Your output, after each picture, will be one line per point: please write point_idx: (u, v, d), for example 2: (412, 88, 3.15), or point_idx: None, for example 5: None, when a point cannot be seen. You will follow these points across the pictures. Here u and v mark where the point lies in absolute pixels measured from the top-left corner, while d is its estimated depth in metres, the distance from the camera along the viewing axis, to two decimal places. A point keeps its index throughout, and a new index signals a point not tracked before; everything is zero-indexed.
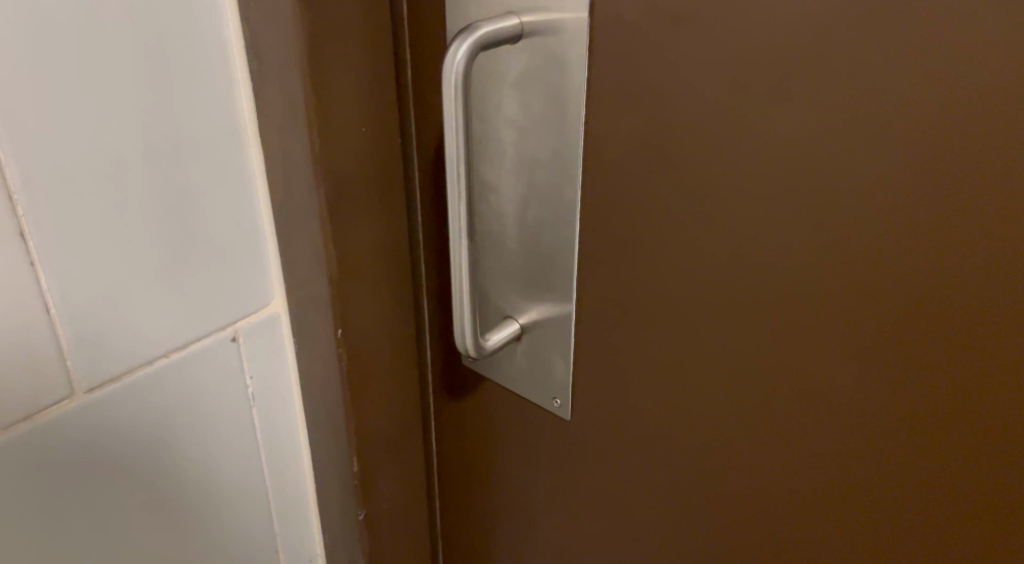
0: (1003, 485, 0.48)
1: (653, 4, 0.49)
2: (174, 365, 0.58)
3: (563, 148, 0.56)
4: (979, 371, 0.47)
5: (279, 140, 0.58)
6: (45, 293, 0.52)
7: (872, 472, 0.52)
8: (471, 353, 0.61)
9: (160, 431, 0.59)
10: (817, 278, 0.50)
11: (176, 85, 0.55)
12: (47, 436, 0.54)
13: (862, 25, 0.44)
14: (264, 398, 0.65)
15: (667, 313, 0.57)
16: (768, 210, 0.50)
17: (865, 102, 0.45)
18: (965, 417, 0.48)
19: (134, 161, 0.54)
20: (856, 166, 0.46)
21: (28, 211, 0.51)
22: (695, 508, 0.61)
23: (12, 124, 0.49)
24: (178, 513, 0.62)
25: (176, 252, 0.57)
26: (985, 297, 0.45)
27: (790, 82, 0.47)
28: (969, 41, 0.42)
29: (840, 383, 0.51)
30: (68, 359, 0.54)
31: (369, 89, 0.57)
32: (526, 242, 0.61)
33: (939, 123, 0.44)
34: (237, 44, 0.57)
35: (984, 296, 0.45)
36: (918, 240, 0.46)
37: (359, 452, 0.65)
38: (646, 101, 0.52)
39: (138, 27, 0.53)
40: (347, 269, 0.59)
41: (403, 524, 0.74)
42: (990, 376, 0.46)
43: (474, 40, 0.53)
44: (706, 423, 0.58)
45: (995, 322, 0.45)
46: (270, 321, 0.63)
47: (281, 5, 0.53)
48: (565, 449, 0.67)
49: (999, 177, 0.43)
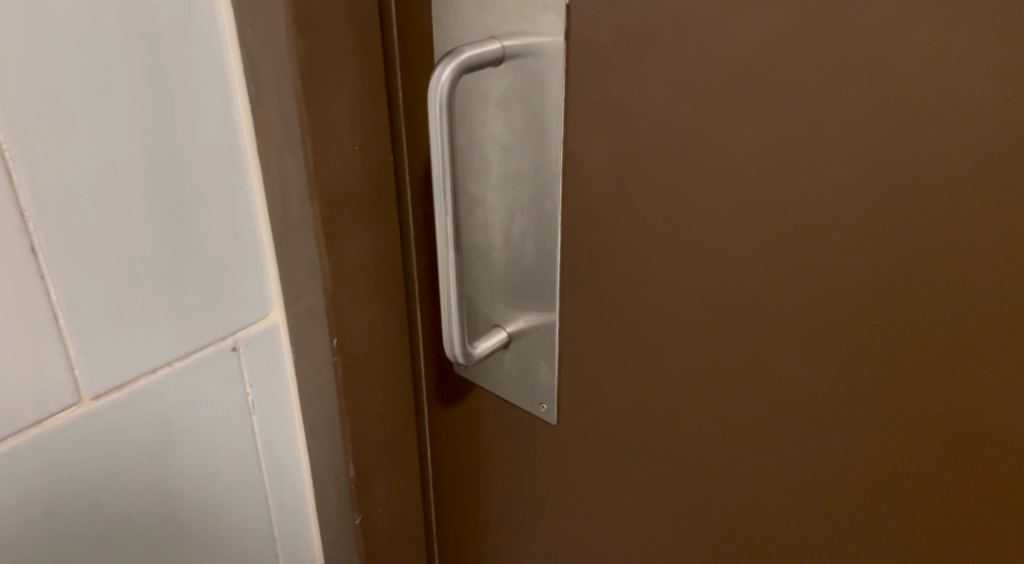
0: (973, 499, 0.50)
1: (623, 32, 0.52)
2: (176, 372, 0.63)
3: (544, 166, 0.59)
4: (952, 391, 0.48)
5: (275, 157, 0.61)
6: (54, 304, 0.56)
7: (845, 482, 0.54)
8: (460, 361, 0.64)
9: (164, 431, 0.64)
10: (793, 292, 0.51)
11: (177, 106, 0.58)
12: (55, 437, 0.58)
13: (819, 60, 0.46)
14: (264, 401, 0.70)
15: (644, 328, 0.59)
16: (735, 233, 0.52)
17: (823, 132, 0.47)
18: (938, 433, 0.50)
19: (138, 179, 0.57)
20: (818, 198, 0.49)
21: (38, 227, 0.54)
22: (672, 513, 0.64)
23: (24, 147, 0.52)
24: (180, 507, 0.67)
25: (176, 266, 0.61)
26: (959, 320, 0.47)
27: (751, 113, 0.49)
28: (922, 75, 0.44)
29: (816, 391, 0.53)
30: (75, 368, 0.58)
31: (362, 111, 0.60)
32: (512, 254, 0.64)
33: (905, 157, 0.46)
34: (236, 65, 0.60)
35: (959, 318, 0.47)
36: (892, 264, 0.48)
37: (352, 447, 0.70)
38: (619, 126, 0.54)
39: (140, 53, 0.55)
40: (339, 280, 0.63)
41: (397, 514, 0.77)
42: (963, 395, 0.48)
43: (458, 63, 0.54)
44: (684, 430, 0.60)
45: (968, 344, 0.47)
46: (269, 331, 0.68)
47: (274, 31, 0.56)
48: (551, 452, 0.70)
49: (965, 209, 0.45)
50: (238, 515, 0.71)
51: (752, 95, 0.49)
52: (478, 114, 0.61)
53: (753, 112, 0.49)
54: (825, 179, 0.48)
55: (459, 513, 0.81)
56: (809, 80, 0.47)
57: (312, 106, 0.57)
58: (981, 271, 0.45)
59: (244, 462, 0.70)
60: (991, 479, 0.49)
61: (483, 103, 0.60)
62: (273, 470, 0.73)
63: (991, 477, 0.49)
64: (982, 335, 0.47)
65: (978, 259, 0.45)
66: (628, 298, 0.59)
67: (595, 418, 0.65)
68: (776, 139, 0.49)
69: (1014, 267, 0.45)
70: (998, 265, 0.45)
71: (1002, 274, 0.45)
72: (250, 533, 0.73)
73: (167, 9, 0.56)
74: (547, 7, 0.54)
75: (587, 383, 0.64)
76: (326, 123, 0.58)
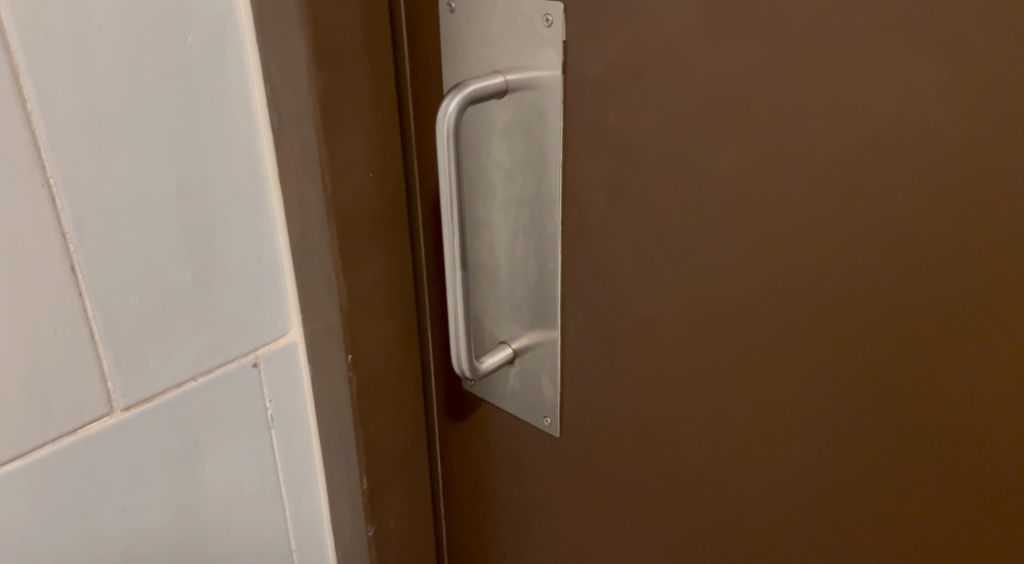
0: (964, 498, 0.53)
1: (614, 66, 0.56)
2: (200, 386, 0.67)
3: (545, 190, 0.63)
4: (940, 393, 0.51)
5: (295, 183, 0.65)
6: (91, 319, 0.60)
7: (838, 484, 0.57)
8: (467, 374, 0.67)
9: (188, 440, 0.68)
10: (782, 302, 0.55)
11: (206, 137, 0.62)
12: (89, 444, 0.62)
13: (796, 88, 0.50)
14: (283, 416, 0.73)
15: (641, 342, 0.62)
16: (721, 250, 0.56)
17: (800, 154, 0.51)
18: (928, 435, 0.53)
19: (168, 203, 0.62)
20: (804, 215, 0.52)
21: (78, 247, 0.59)
22: (671, 521, 0.67)
23: (68, 174, 0.57)
24: (202, 515, 0.70)
25: (201, 285, 0.65)
26: (947, 326, 0.50)
27: (733, 139, 0.53)
28: (890, 101, 0.48)
29: (807, 394, 0.56)
30: (108, 380, 0.62)
31: (375, 139, 0.64)
32: (516, 274, 0.68)
33: (879, 174, 0.49)
34: (260, 99, 0.65)
35: (946, 325, 0.50)
36: (880, 273, 0.51)
37: (365, 459, 0.73)
38: (614, 152, 0.58)
39: (173, 88, 0.60)
40: (354, 298, 0.67)
41: (408, 526, 0.81)
42: (952, 398, 0.51)
43: (464, 95, 0.58)
44: (683, 438, 0.63)
45: (954, 348, 0.50)
46: (288, 348, 0.72)
47: (294, 67, 0.60)
48: (555, 462, 0.73)
49: (946, 221, 0.48)
50: (256, 524, 0.75)
51: (737, 118, 0.52)
52: (484, 141, 0.65)
53: (738, 134, 0.53)
54: (809, 196, 0.52)
55: (469, 527, 0.84)
56: (787, 106, 0.51)
57: (329, 135, 0.61)
58: (963, 278, 0.49)
59: (263, 474, 0.74)
60: (979, 478, 0.52)
61: (489, 132, 0.64)
62: (290, 481, 0.76)
63: (980, 477, 0.52)
64: (967, 340, 0.50)
65: (960, 268, 0.48)
66: (626, 312, 0.62)
67: (597, 429, 0.68)
68: (760, 159, 0.52)
69: (995, 275, 0.48)
70: (978, 273, 0.48)
71: (983, 282, 0.48)
72: (268, 542, 0.76)
73: (198, 48, 0.60)
74: (546, 43, 0.58)
75: (588, 395, 0.68)
76: (342, 150, 0.62)
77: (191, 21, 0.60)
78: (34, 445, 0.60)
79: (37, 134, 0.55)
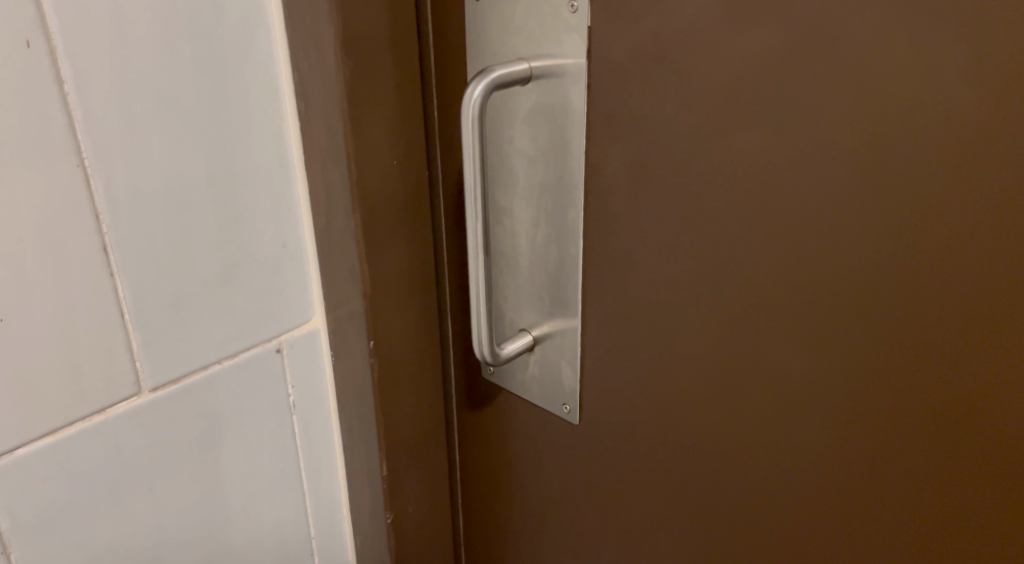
0: (978, 494, 0.53)
1: (637, 53, 0.57)
2: (226, 368, 0.68)
3: (567, 177, 0.64)
4: (955, 386, 0.52)
5: (321, 170, 0.66)
6: (121, 299, 0.61)
7: (848, 473, 0.58)
8: (488, 359, 0.68)
9: (213, 423, 0.69)
10: (793, 290, 0.56)
11: (235, 124, 0.64)
12: (118, 423, 0.63)
13: (815, 72, 0.51)
14: (304, 402, 0.74)
15: (659, 329, 0.63)
16: (737, 236, 0.57)
17: (815, 137, 0.52)
18: (944, 430, 0.53)
19: (197, 188, 0.63)
20: (817, 200, 0.53)
21: (111, 229, 0.60)
22: (683, 509, 0.68)
23: (102, 157, 0.58)
24: (224, 498, 0.71)
25: (226, 269, 0.66)
26: (961, 316, 0.50)
27: (750, 125, 0.54)
28: (907, 85, 0.48)
29: (814, 381, 0.57)
30: (137, 360, 0.63)
31: (401, 127, 0.65)
32: (537, 261, 0.69)
33: (891, 160, 0.50)
34: (288, 88, 0.66)
35: (960, 312, 0.50)
36: (893, 260, 0.51)
37: (385, 446, 0.74)
38: (635, 140, 0.59)
39: (204, 75, 0.61)
40: (378, 283, 0.68)
41: (425, 516, 0.82)
42: (965, 389, 0.52)
43: (489, 80, 0.59)
44: (697, 426, 0.64)
45: (967, 334, 0.51)
46: (311, 334, 0.73)
47: (322, 55, 0.61)
48: (572, 451, 0.74)
49: (959, 207, 0.49)
50: (277, 510, 0.76)
51: (755, 105, 0.53)
52: (507, 129, 0.66)
53: (755, 121, 0.54)
54: (822, 184, 0.52)
55: (487, 517, 0.85)
56: (804, 92, 0.51)
57: (356, 121, 0.62)
58: (975, 268, 0.49)
59: (284, 459, 0.75)
60: (991, 470, 0.52)
61: (512, 120, 0.65)
62: (310, 467, 0.77)
63: (993, 469, 0.52)
64: (981, 330, 0.50)
65: (973, 254, 0.49)
66: (645, 299, 0.63)
67: (615, 416, 0.69)
68: (778, 146, 0.53)
69: (1006, 262, 0.48)
70: (993, 260, 0.49)
71: (996, 267, 0.49)
72: (287, 528, 0.77)
73: (231, 36, 0.62)
74: (570, 30, 0.59)
75: (607, 383, 0.69)
76: (368, 137, 0.63)
77: (224, 12, 0.61)
78: (63, 423, 0.61)
79: (74, 118, 0.57)
